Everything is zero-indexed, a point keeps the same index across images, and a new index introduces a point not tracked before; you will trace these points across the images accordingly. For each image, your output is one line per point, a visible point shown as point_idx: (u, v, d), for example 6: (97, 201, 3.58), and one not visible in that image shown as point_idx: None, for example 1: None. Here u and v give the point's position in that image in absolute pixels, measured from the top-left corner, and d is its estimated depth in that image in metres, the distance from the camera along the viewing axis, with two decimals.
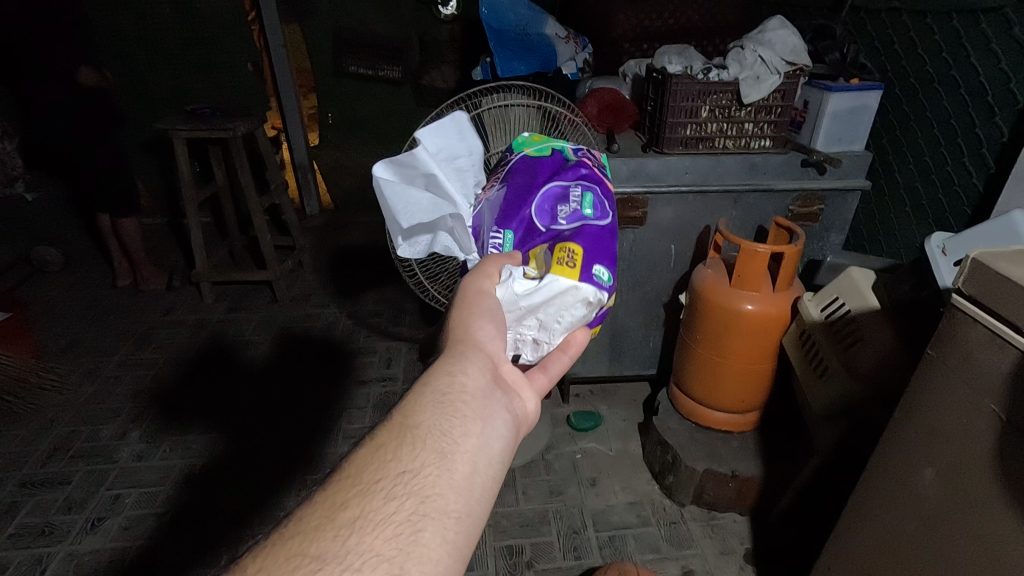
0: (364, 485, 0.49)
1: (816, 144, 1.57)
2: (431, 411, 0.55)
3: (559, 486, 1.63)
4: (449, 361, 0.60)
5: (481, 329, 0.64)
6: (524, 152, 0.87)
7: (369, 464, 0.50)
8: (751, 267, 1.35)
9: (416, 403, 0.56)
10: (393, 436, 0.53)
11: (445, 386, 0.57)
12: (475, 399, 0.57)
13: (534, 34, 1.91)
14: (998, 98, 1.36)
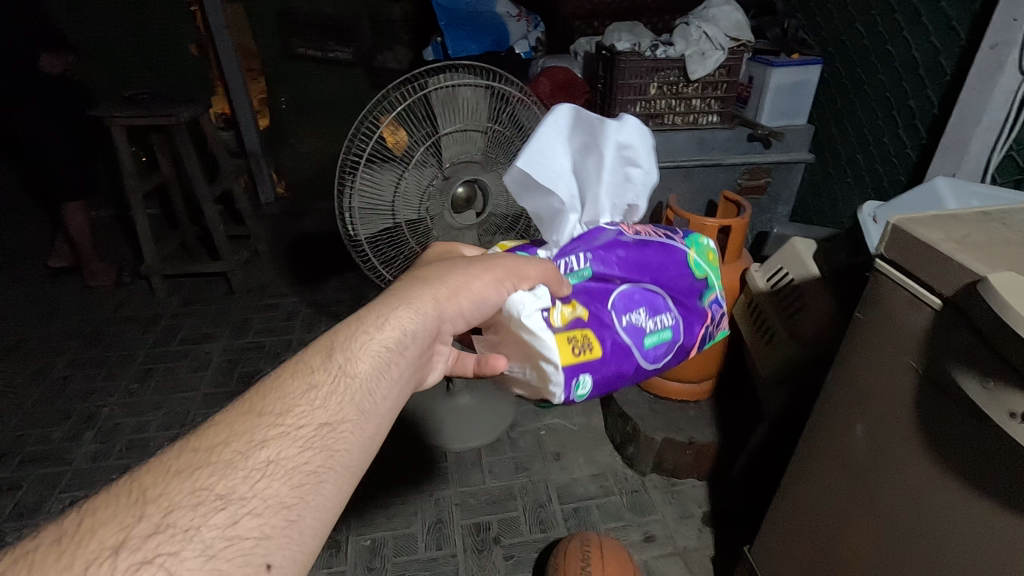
0: (283, 427, 0.51)
1: (760, 118, 1.61)
2: (369, 364, 0.58)
3: (525, 462, 1.67)
4: (406, 311, 0.63)
5: (448, 290, 0.66)
6: (691, 251, 0.81)
7: (298, 408, 0.53)
8: (702, 239, 1.40)
9: (361, 353, 0.58)
10: (327, 380, 0.55)
11: (392, 339, 0.60)
12: (407, 367, 0.62)
13: (485, 14, 1.90)
14: (928, 71, 1.42)
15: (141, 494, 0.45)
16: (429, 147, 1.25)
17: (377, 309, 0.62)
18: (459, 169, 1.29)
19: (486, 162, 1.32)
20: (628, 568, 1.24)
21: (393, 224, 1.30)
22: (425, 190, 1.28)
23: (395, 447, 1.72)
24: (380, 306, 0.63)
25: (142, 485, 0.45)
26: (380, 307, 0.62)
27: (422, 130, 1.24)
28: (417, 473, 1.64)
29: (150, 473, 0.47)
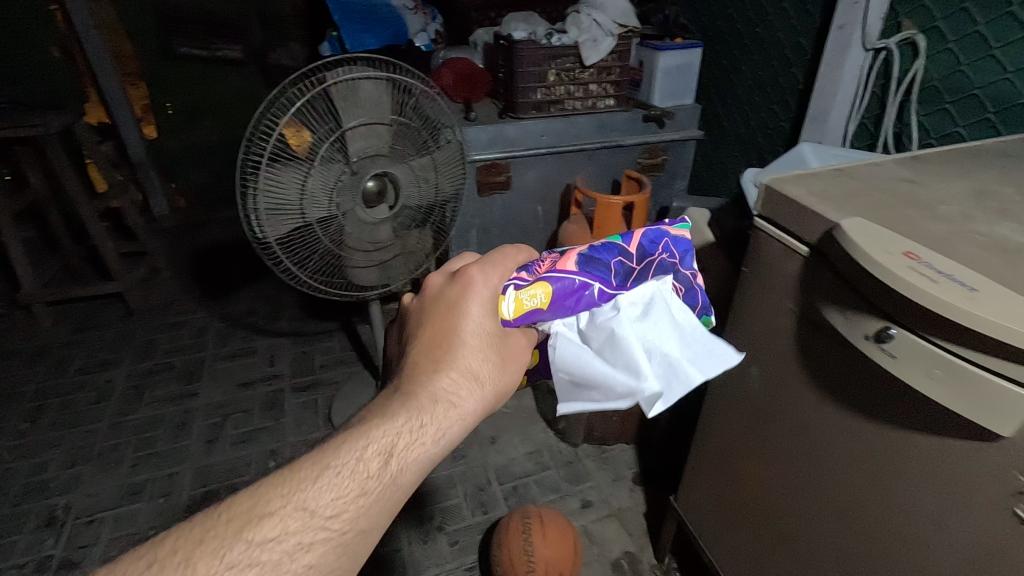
0: (331, 531, 0.51)
1: (653, 99, 1.71)
2: (415, 476, 0.56)
3: (461, 449, 1.69)
4: (460, 425, 0.58)
5: (495, 395, 0.62)
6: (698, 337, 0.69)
7: (349, 517, 0.52)
8: (609, 216, 1.50)
9: (416, 465, 0.56)
10: (378, 487, 0.54)
11: (444, 453, 0.58)
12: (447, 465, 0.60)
13: (381, 6, 1.89)
14: (793, 51, 1.58)
15: None
16: (335, 142, 1.23)
17: (437, 414, 0.57)
18: (368, 163, 1.28)
19: (395, 155, 1.32)
20: (568, 535, 1.30)
21: (303, 223, 1.27)
22: (335, 186, 1.26)
23: None
24: (437, 413, 0.57)
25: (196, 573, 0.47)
26: (438, 413, 0.57)
27: (326, 126, 1.22)
28: None
29: (203, 560, 0.48)
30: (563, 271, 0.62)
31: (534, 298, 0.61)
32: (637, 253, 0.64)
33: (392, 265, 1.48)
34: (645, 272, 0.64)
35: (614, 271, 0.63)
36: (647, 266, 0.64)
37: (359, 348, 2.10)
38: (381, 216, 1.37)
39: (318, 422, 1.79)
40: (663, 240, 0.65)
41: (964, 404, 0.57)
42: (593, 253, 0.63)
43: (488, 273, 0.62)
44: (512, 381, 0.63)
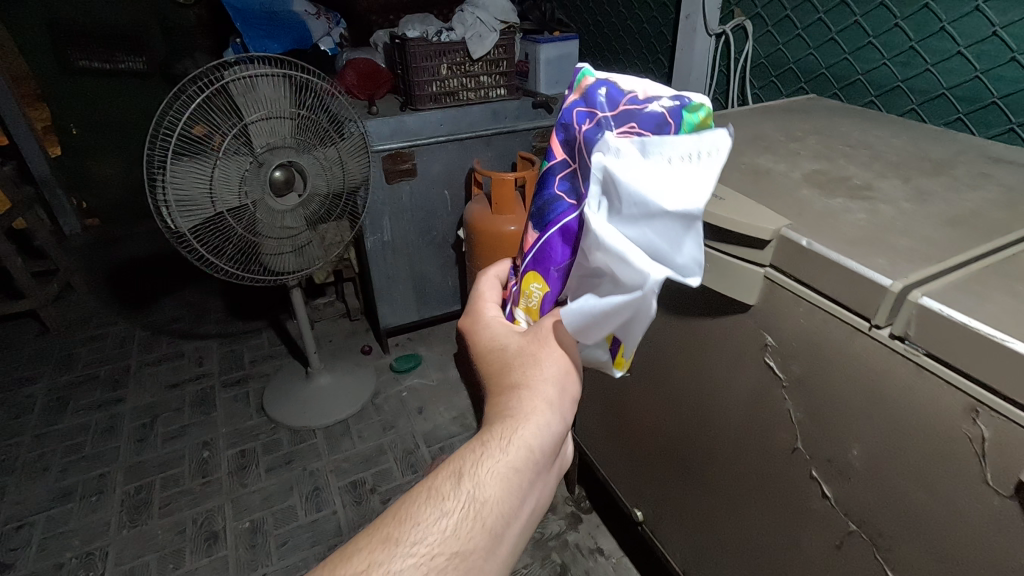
0: (421, 554, 0.53)
1: (540, 87, 1.89)
2: (500, 489, 0.57)
3: (390, 421, 1.81)
4: (525, 430, 0.58)
5: (552, 392, 0.60)
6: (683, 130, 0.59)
7: (432, 536, 0.54)
8: (504, 193, 1.66)
9: (490, 476, 0.57)
10: (458, 505, 0.56)
11: (522, 458, 0.57)
12: (535, 475, 0.59)
13: (282, 13, 1.96)
14: (656, 39, 1.81)
15: None
16: (238, 135, 1.32)
17: (496, 427, 0.59)
18: (273, 154, 1.39)
19: (299, 146, 1.43)
20: None
21: (214, 214, 1.37)
22: (243, 177, 1.36)
23: (261, 437, 1.76)
24: (500, 428, 0.58)
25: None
26: (497, 427, 0.59)
27: (229, 121, 1.32)
28: (288, 454, 1.71)
29: None
30: (530, 245, 0.66)
31: (531, 294, 0.66)
32: (566, 156, 0.65)
33: (308, 249, 1.62)
34: (582, 157, 0.61)
35: (565, 194, 0.64)
36: (579, 152, 0.62)
37: (288, 342, 2.17)
38: (291, 204, 1.48)
39: (250, 412, 1.86)
40: (574, 114, 0.61)
41: (724, 285, 0.77)
42: (542, 200, 0.65)
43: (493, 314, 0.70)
44: (570, 376, 0.61)
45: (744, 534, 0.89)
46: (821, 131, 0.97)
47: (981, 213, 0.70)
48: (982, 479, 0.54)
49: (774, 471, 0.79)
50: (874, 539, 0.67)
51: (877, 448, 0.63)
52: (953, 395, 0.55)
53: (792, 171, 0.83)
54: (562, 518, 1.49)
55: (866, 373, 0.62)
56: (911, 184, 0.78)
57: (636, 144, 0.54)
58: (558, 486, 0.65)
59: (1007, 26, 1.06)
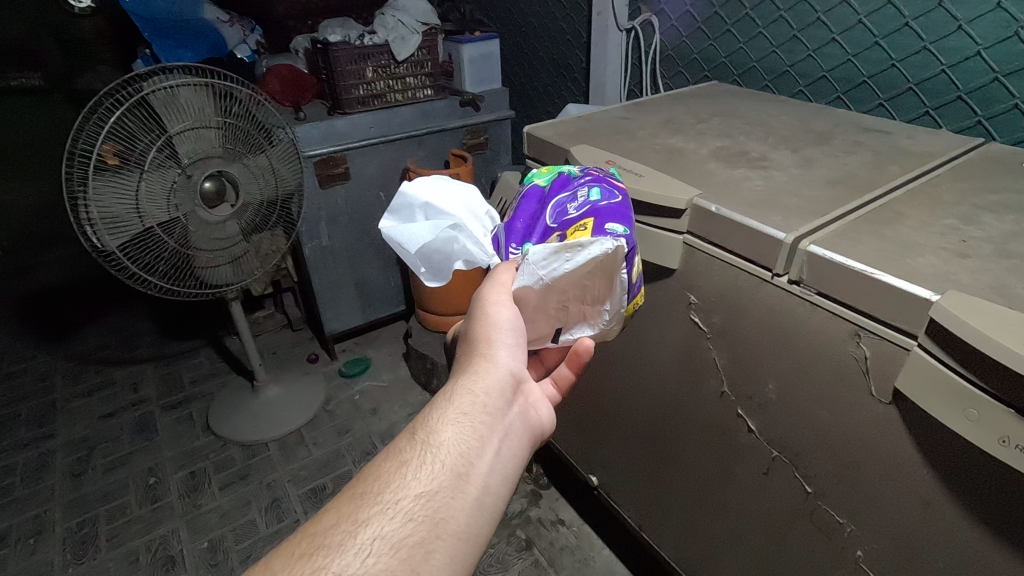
0: (387, 500, 0.55)
1: (465, 86, 1.94)
2: (455, 431, 0.60)
3: (345, 425, 1.82)
4: (467, 375, 0.64)
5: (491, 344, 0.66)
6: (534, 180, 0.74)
7: (393, 482, 0.56)
8: None
9: (441, 421, 0.61)
10: (418, 453, 0.58)
11: (466, 401, 0.62)
12: (491, 418, 0.62)
13: (193, 20, 1.88)
14: (573, 36, 1.91)
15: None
16: (162, 147, 1.29)
17: (445, 386, 0.64)
18: (199, 164, 1.36)
19: (227, 155, 1.41)
20: None
21: (143, 228, 1.34)
22: (170, 189, 1.33)
23: (211, 456, 1.72)
24: (448, 385, 0.64)
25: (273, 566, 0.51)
26: (447, 386, 0.64)
27: (150, 133, 1.28)
28: (242, 469, 1.68)
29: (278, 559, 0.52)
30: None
31: None
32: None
33: (244, 259, 1.59)
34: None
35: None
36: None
37: (229, 359, 2.12)
38: (224, 214, 1.47)
39: (196, 432, 1.80)
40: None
41: (649, 254, 0.85)
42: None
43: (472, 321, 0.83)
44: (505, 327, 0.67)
45: (688, 478, 0.98)
46: (723, 113, 1.08)
47: (854, 174, 0.82)
48: (868, 392, 0.64)
49: (708, 415, 0.88)
50: (793, 460, 0.77)
51: (788, 380, 0.73)
52: (840, 325, 0.65)
53: (700, 149, 0.93)
54: (523, 496, 1.56)
55: (772, 315, 0.72)
56: (799, 153, 0.89)
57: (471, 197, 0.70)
58: (530, 440, 0.66)
59: (870, 14, 1.22)
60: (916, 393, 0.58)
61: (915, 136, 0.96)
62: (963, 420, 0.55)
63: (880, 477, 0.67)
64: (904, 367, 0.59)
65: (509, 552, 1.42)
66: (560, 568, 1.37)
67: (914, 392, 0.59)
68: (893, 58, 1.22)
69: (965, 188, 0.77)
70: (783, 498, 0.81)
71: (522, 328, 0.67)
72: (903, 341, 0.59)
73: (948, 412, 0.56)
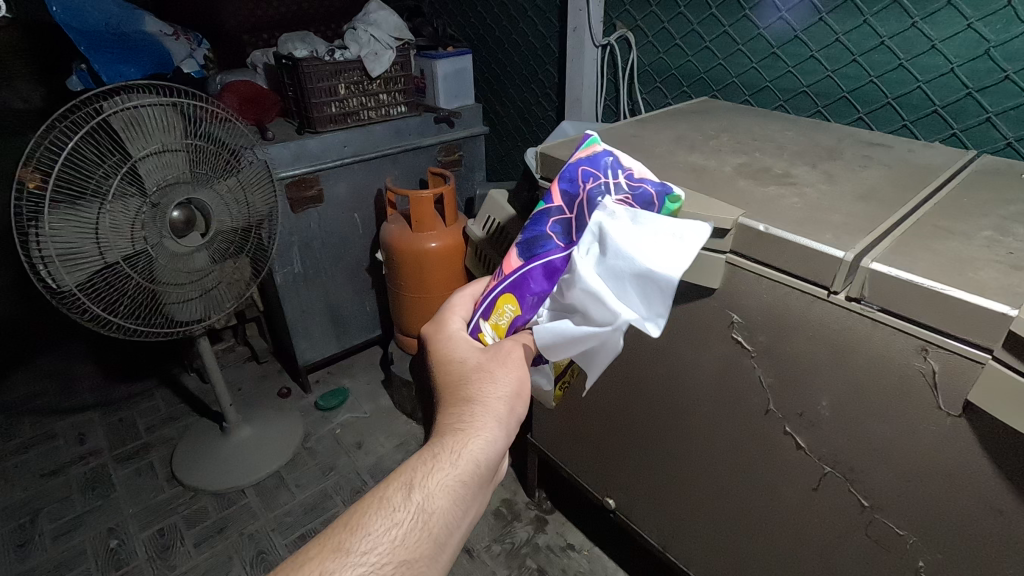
0: (372, 564, 0.54)
1: (439, 102, 1.89)
2: (448, 500, 0.59)
3: (329, 462, 1.70)
4: (473, 441, 0.61)
5: (504, 409, 0.63)
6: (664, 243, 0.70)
7: (380, 545, 0.55)
8: (422, 209, 1.64)
9: (437, 485, 0.59)
10: (408, 515, 0.57)
11: (468, 472, 0.60)
12: (478, 486, 0.62)
13: (132, 34, 1.72)
14: (545, 52, 1.90)
15: None
16: (125, 174, 1.17)
17: (445, 440, 0.61)
18: (168, 192, 1.24)
19: (196, 179, 1.29)
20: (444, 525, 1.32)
21: (105, 265, 1.20)
22: (135, 220, 1.20)
23: (180, 510, 1.56)
24: (447, 441, 0.61)
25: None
26: (446, 440, 0.61)
27: (111, 159, 1.15)
28: (218, 522, 1.53)
29: None
30: (511, 269, 0.70)
31: (503, 314, 0.69)
32: (564, 205, 0.73)
33: (215, 291, 1.48)
34: (581, 212, 0.70)
35: (556, 234, 0.71)
36: (580, 207, 0.71)
37: (189, 400, 1.94)
38: (194, 244, 1.35)
39: (160, 485, 1.64)
40: (580, 172, 0.73)
41: (690, 274, 0.83)
42: (531, 235, 0.72)
43: (458, 329, 0.71)
44: (514, 398, 0.65)
45: (721, 497, 0.97)
46: (729, 129, 1.09)
47: (879, 188, 0.84)
48: (935, 406, 0.65)
49: (749, 434, 0.87)
50: (847, 476, 0.77)
51: (844, 397, 0.73)
52: (904, 340, 0.66)
53: (723, 166, 0.93)
54: (528, 523, 1.50)
55: (827, 332, 0.72)
56: (819, 169, 0.91)
57: (628, 215, 0.65)
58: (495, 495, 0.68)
59: (847, 32, 1.28)
60: (994, 405, 0.59)
61: (915, 149, 1.00)
62: None
63: (947, 489, 0.67)
64: (978, 380, 0.60)
65: None
66: None
67: (993, 405, 0.59)
68: (871, 74, 1.27)
69: (986, 200, 0.80)
70: (833, 513, 0.81)
71: (524, 404, 0.66)
72: (977, 355, 0.60)
73: None
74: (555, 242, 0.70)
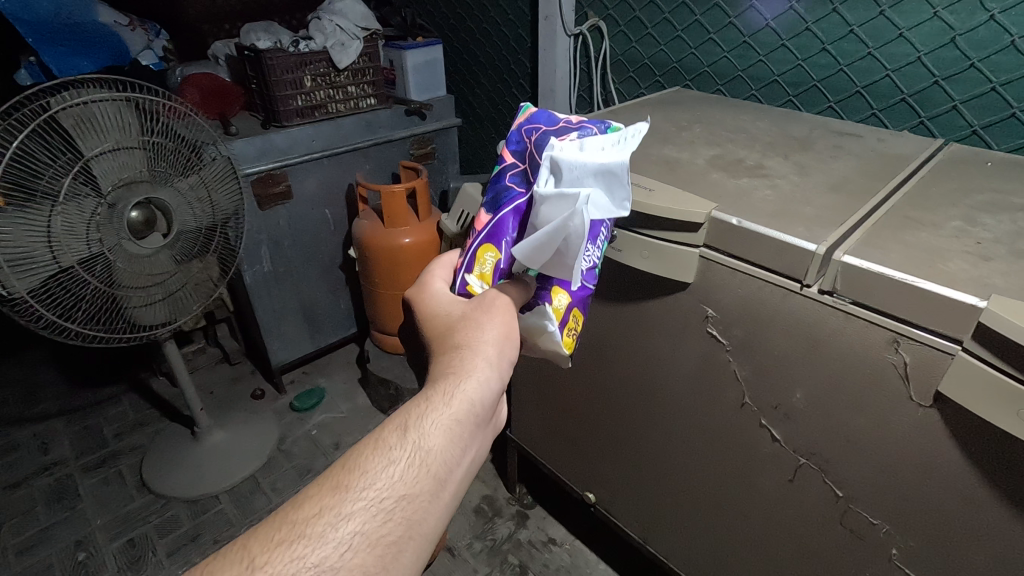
0: (370, 500, 0.51)
1: (410, 94, 1.85)
2: (445, 439, 0.55)
3: (305, 465, 1.67)
4: (466, 379, 0.58)
5: (496, 350, 0.61)
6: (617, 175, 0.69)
7: (378, 483, 0.52)
8: (395, 204, 1.60)
9: (432, 424, 0.55)
10: (405, 452, 0.54)
11: (463, 412, 0.57)
12: (475, 427, 0.58)
13: (87, 24, 1.61)
14: (517, 42, 1.87)
15: (252, 560, 0.47)
16: (78, 174, 1.11)
17: (439, 383, 0.58)
18: (125, 192, 1.19)
19: (156, 178, 1.24)
20: None
21: (59, 269, 1.15)
22: (90, 222, 1.15)
23: (151, 519, 1.52)
24: (441, 383, 0.58)
25: (251, 553, 0.47)
26: (438, 382, 0.58)
27: (62, 158, 1.09)
28: (191, 529, 1.50)
29: (258, 543, 0.48)
30: (482, 225, 0.71)
31: (485, 261, 0.68)
32: (516, 159, 0.73)
33: (180, 294, 1.43)
34: (532, 159, 0.71)
35: (516, 184, 0.71)
36: (530, 157, 0.71)
37: (159, 404, 1.88)
38: (155, 245, 1.30)
39: (130, 493, 1.59)
40: (522, 133, 0.74)
41: (664, 269, 0.83)
42: (493, 192, 0.72)
43: (440, 289, 0.70)
44: (505, 340, 0.62)
45: (699, 489, 0.98)
46: (701, 120, 1.09)
47: (850, 179, 0.84)
48: (907, 397, 0.65)
49: (726, 427, 0.87)
50: (822, 467, 0.77)
51: (818, 389, 0.73)
52: (876, 333, 0.66)
53: (696, 158, 0.92)
54: (509, 519, 1.50)
55: (801, 325, 0.72)
56: (791, 160, 0.91)
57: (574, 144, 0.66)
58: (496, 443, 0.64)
59: (818, 21, 1.27)
60: (965, 397, 0.59)
61: (885, 139, 1.00)
62: (1017, 421, 0.56)
63: (918, 479, 0.68)
64: (948, 373, 0.60)
65: None
66: None
67: (961, 396, 0.60)
68: (841, 63, 1.28)
69: (954, 190, 0.80)
70: (809, 503, 0.81)
71: (515, 347, 0.63)
72: (948, 347, 0.60)
73: (1000, 414, 0.57)
74: (518, 189, 0.70)
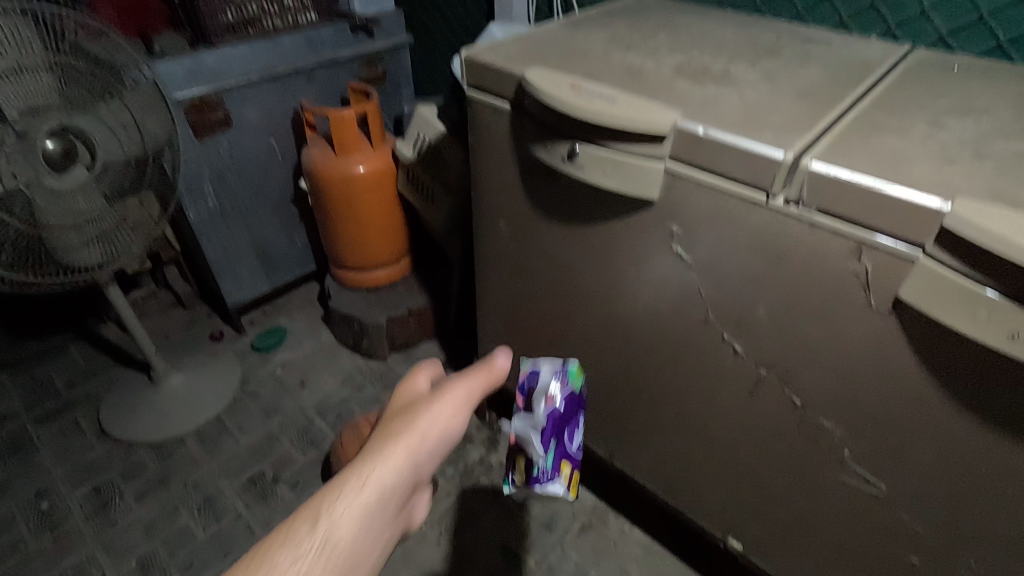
0: None
1: (354, 8, 1.70)
2: (368, 523, 0.46)
3: (272, 404, 1.65)
4: (394, 454, 0.49)
5: (434, 429, 0.53)
6: None
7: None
8: (345, 130, 1.50)
9: (352, 511, 0.45)
10: (314, 541, 0.43)
11: (387, 495, 0.47)
12: (401, 515, 0.49)
13: None
14: None
15: None
16: None
17: (363, 456, 0.49)
18: (37, 119, 1.07)
19: (72, 104, 1.11)
20: None
21: None
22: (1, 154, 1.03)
23: (115, 466, 1.49)
24: (397, 421, 0.54)
25: None
26: (364, 457, 0.49)
27: None
28: (158, 473, 1.47)
29: None
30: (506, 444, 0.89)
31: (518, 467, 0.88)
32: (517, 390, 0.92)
33: (117, 233, 1.33)
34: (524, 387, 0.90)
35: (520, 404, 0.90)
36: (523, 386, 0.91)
37: (111, 352, 1.81)
38: (81, 180, 1.19)
39: (89, 442, 1.54)
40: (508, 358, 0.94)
41: (627, 186, 0.79)
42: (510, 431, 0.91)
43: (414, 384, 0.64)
44: (445, 421, 0.54)
45: (663, 406, 1.00)
46: (666, 28, 1.02)
47: (819, 86, 0.81)
48: (867, 304, 0.65)
49: (690, 345, 0.88)
50: (782, 378, 0.79)
51: (780, 303, 0.73)
52: (840, 242, 0.65)
53: (661, 67, 0.86)
54: (481, 445, 1.53)
55: (766, 238, 0.71)
56: (759, 68, 0.86)
57: None
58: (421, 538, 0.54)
59: None
60: (924, 302, 0.59)
61: (854, 44, 0.96)
62: (972, 320, 0.56)
63: (872, 384, 0.70)
64: (910, 278, 0.60)
65: (478, 501, 1.40)
66: (530, 508, 1.38)
67: (919, 300, 0.60)
68: None
69: (921, 95, 0.78)
70: (767, 412, 0.84)
71: (453, 430, 0.55)
72: (909, 253, 0.60)
73: (955, 315, 0.57)
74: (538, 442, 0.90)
